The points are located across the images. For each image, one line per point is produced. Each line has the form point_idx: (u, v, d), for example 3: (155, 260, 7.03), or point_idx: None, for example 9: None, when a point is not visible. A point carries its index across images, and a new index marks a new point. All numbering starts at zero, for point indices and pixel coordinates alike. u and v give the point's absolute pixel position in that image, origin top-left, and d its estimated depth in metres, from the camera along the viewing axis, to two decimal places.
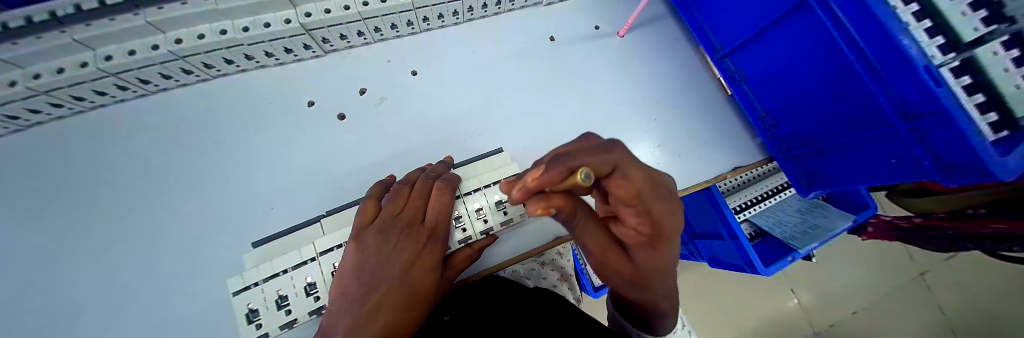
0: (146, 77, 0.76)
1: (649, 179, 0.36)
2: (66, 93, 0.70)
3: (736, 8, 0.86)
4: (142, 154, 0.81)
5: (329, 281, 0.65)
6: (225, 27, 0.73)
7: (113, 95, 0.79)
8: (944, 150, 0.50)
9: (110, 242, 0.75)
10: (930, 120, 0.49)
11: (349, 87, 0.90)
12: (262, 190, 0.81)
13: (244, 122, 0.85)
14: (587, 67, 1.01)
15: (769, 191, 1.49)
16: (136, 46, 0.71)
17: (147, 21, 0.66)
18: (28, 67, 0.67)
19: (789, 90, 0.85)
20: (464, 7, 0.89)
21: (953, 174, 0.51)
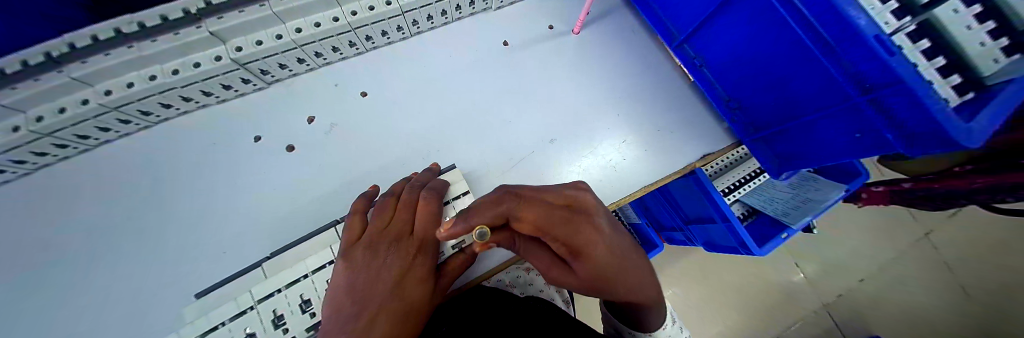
0: (84, 132, 0.70)
1: (545, 212, 0.43)
2: (26, 150, 0.66)
3: None
4: (70, 216, 0.73)
5: (298, 314, 0.58)
6: (154, 72, 0.69)
7: (33, 161, 0.71)
8: (906, 120, 0.51)
9: (39, 319, 0.67)
10: (887, 90, 0.49)
11: (296, 117, 0.86)
12: (206, 236, 0.75)
13: (188, 167, 0.79)
14: (544, 68, 1.02)
15: (756, 170, 1.51)
16: (66, 104, 0.66)
17: (72, 77, 0.62)
18: None
19: (749, 73, 0.86)
20: (407, 20, 0.88)
21: (917, 145, 0.52)
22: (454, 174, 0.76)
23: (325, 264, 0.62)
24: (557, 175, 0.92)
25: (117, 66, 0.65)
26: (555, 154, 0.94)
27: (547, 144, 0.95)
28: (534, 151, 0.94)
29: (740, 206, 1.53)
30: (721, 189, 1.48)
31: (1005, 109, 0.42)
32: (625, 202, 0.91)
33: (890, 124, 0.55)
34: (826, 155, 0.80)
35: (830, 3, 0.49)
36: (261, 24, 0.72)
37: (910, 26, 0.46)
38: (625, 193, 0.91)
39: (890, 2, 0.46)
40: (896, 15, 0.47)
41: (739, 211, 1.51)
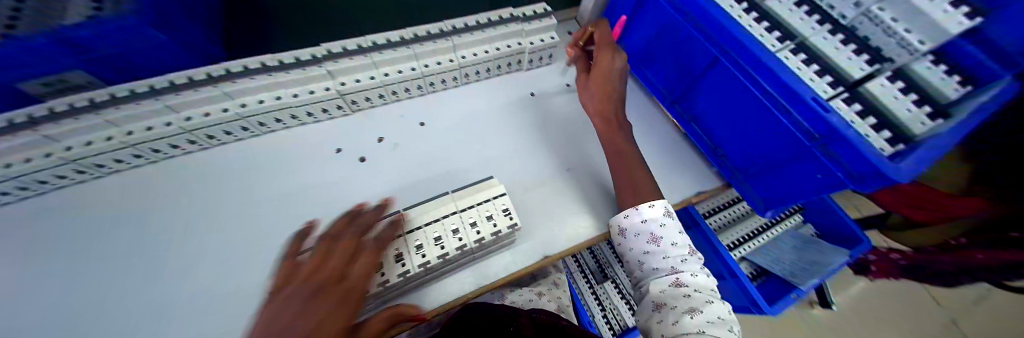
0: (214, 133, 0.99)
1: (606, 39, 1.16)
2: (166, 142, 0.93)
3: (677, 68, 1.19)
4: (183, 195, 0.97)
5: (372, 272, 0.73)
6: (281, 94, 0.99)
7: (165, 152, 0.99)
8: (849, 162, 0.72)
9: (120, 273, 0.82)
10: (834, 138, 0.73)
11: (368, 136, 1.15)
12: (279, 214, 0.97)
13: (281, 166, 1.07)
14: (563, 115, 1.28)
15: (760, 228, 1.67)
16: (209, 110, 0.95)
17: (224, 92, 0.92)
18: (123, 126, 0.89)
19: (725, 126, 1.10)
20: (461, 74, 1.20)
21: (860, 182, 0.71)
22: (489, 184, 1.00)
23: (375, 244, 0.80)
24: (574, 200, 1.08)
25: (256, 87, 0.95)
26: (573, 181, 1.12)
27: (564, 172, 1.14)
28: (553, 177, 1.12)
29: (749, 264, 1.64)
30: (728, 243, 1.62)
31: (927, 157, 0.61)
32: None
33: (836, 164, 0.75)
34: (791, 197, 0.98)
35: (786, 82, 0.80)
36: (363, 67, 1.04)
37: (843, 95, 0.72)
38: None
39: (826, 78, 0.72)
40: (832, 85, 0.72)
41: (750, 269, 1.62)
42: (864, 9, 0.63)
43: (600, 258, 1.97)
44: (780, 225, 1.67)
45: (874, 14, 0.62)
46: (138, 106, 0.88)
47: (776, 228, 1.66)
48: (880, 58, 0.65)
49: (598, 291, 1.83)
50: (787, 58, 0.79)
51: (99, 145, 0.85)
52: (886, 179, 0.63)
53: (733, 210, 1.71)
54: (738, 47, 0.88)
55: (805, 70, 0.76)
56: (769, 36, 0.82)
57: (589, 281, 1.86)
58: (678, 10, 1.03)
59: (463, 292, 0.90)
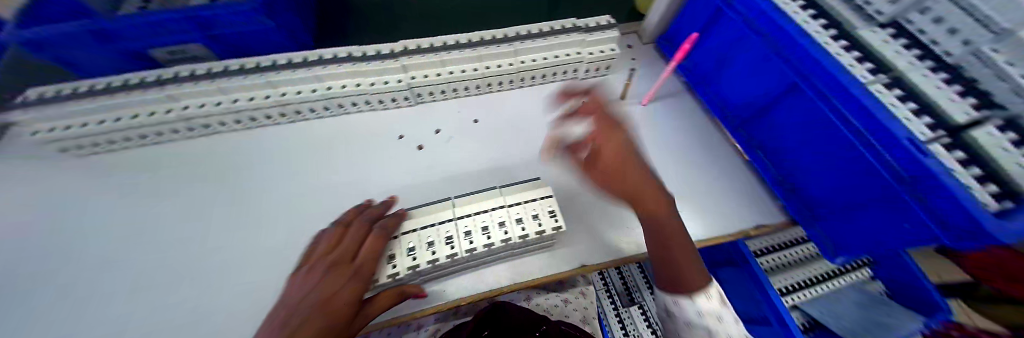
0: (303, 109, 1.19)
1: None
2: (263, 111, 1.15)
3: (747, 91, 1.15)
4: (280, 158, 1.20)
5: (422, 247, 0.84)
6: (359, 81, 1.14)
7: (264, 120, 1.22)
8: (941, 212, 0.64)
9: (242, 213, 1.08)
10: (926, 183, 0.65)
11: (428, 128, 1.26)
12: (349, 186, 1.13)
13: (354, 146, 1.23)
14: (615, 127, 1.28)
15: (812, 278, 1.53)
16: (302, 89, 1.13)
17: (318, 75, 1.09)
18: (234, 94, 1.12)
19: (799, 157, 1.03)
20: (518, 78, 1.28)
21: (954, 238, 0.62)
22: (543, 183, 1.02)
23: (419, 228, 0.89)
24: (619, 214, 1.06)
25: (342, 73, 1.11)
26: None
27: None
28: (598, 187, 1.12)
29: (801, 315, 1.46)
30: (778, 287, 1.53)
31: None
32: None
33: (928, 213, 0.67)
34: (875, 244, 0.86)
35: (871, 112, 0.73)
36: (432, 65, 1.17)
37: (944, 138, 0.62)
38: None
39: (924, 119, 0.66)
40: (930, 127, 0.65)
41: (800, 321, 1.44)
42: (975, 49, 0.61)
43: (629, 282, 1.90)
44: (841, 278, 1.50)
45: (984, 54, 0.60)
46: (250, 80, 1.09)
47: (835, 281, 1.50)
48: (990, 104, 0.60)
49: (623, 314, 1.74)
50: (879, 92, 0.72)
51: (218, 108, 1.09)
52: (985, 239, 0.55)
53: (778, 256, 1.63)
54: (821, 72, 0.84)
55: (900, 106, 0.69)
56: (860, 66, 0.77)
57: (614, 301, 1.79)
58: (757, 32, 1.02)
59: (500, 286, 0.93)
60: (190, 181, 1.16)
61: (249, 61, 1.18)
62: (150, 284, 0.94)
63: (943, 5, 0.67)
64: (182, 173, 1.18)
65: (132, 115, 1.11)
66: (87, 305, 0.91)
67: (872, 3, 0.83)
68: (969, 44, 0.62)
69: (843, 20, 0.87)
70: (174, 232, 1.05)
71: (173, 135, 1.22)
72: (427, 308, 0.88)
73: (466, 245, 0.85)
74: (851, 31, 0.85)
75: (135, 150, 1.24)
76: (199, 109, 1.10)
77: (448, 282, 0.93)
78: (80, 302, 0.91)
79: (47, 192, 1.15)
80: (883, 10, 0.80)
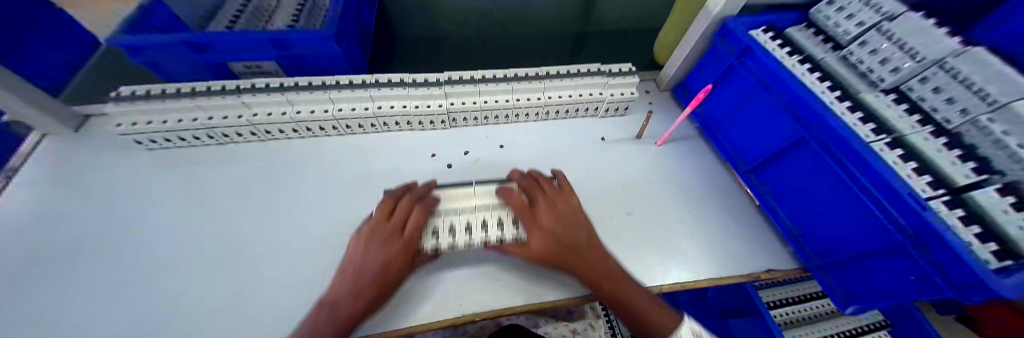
0: (353, 124, 1.35)
1: None
2: (318, 123, 1.31)
3: (756, 139, 1.24)
4: (327, 166, 1.35)
5: None
6: (406, 104, 1.31)
7: (317, 131, 1.39)
8: (943, 267, 0.69)
9: (290, 211, 1.21)
10: (928, 238, 0.71)
11: (459, 149, 1.40)
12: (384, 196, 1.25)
13: (392, 160, 1.37)
14: (631, 162, 1.38)
15: (830, 336, 1.49)
16: (356, 106, 1.29)
17: (373, 96, 1.26)
18: (297, 106, 1.29)
19: (806, 205, 1.08)
20: (544, 111, 1.43)
21: (958, 290, 0.66)
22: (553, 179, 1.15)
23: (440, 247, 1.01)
24: (633, 245, 1.11)
25: (393, 96, 1.29)
26: (633, 226, 1.17)
27: (625, 216, 1.19)
28: (613, 217, 1.19)
29: None
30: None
31: None
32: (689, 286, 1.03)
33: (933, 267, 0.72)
34: (877, 296, 0.88)
35: (876, 169, 0.81)
36: (470, 94, 1.34)
37: (943, 198, 0.70)
38: (693, 278, 1.05)
39: (924, 177, 0.74)
40: (931, 186, 0.72)
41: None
42: (974, 119, 0.75)
43: None
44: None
45: (983, 124, 0.73)
46: (315, 95, 1.27)
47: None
48: (990, 169, 0.68)
49: None
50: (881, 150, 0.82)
51: (283, 117, 1.26)
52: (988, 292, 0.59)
53: (793, 309, 1.60)
54: (827, 129, 0.94)
55: (902, 165, 0.78)
56: (863, 126, 0.88)
57: None
58: (769, 89, 1.14)
59: (513, 304, 1.02)
60: (246, 177, 1.31)
61: (316, 79, 1.37)
62: (204, 270, 1.04)
63: (942, 75, 0.84)
64: (240, 173, 1.33)
65: (209, 117, 1.28)
66: (145, 283, 1.01)
67: (872, 70, 0.99)
68: (966, 113, 0.78)
69: (849, 83, 1.01)
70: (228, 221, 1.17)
71: (237, 138, 1.39)
72: (446, 319, 0.98)
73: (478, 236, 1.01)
74: (854, 91, 0.98)
75: (203, 148, 1.41)
76: (268, 116, 1.26)
77: (464, 297, 1.03)
78: (141, 279, 1.02)
79: (121, 179, 1.30)
80: (884, 77, 0.95)
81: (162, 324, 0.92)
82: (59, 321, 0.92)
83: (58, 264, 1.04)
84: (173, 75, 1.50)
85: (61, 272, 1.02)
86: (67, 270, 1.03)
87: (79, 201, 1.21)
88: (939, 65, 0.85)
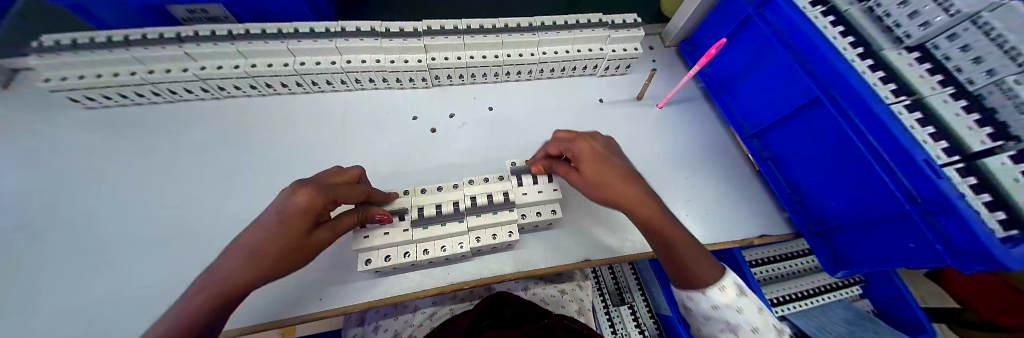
0: (320, 81, 1.20)
1: None
2: (278, 79, 1.15)
3: (767, 100, 1.15)
4: (295, 129, 1.22)
5: (433, 240, 0.93)
6: (378, 58, 1.14)
7: (280, 89, 1.23)
8: (953, 236, 0.65)
9: (256, 177, 1.11)
10: (938, 206, 0.66)
11: (442, 111, 1.28)
12: (361, 161, 1.15)
13: (368, 122, 1.24)
14: (628, 126, 1.28)
15: (806, 291, 1.57)
16: (319, 60, 1.13)
17: (337, 47, 1.09)
18: (251, 59, 1.12)
19: (812, 170, 1.02)
20: (536, 69, 1.29)
21: (966, 261, 0.63)
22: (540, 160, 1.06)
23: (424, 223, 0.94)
24: None
25: (362, 47, 1.12)
26: None
27: None
28: None
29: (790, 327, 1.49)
30: (772, 298, 1.54)
31: None
32: None
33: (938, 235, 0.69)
34: (879, 260, 0.87)
35: (892, 134, 0.72)
36: (452, 47, 1.17)
37: (959, 165, 0.63)
38: None
39: (941, 143, 0.66)
40: (946, 152, 0.65)
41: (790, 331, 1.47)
42: (997, 80, 0.62)
43: (620, 282, 1.93)
44: (831, 293, 1.56)
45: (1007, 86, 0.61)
46: (269, 45, 1.10)
47: (826, 295, 1.55)
48: (1005, 134, 0.61)
49: (613, 314, 1.77)
50: (899, 112, 0.72)
51: (235, 71, 1.09)
52: (999, 265, 0.56)
53: (776, 268, 1.65)
54: (845, 89, 0.83)
55: (919, 129, 0.69)
56: (884, 87, 0.76)
57: (606, 300, 1.81)
58: (784, 43, 1.01)
59: (501, 271, 1.00)
60: (205, 141, 1.19)
61: (271, 26, 1.17)
62: (165, 238, 0.97)
63: (973, 32, 0.66)
64: (198, 135, 1.20)
65: (149, 71, 1.11)
66: (104, 252, 0.94)
67: (900, 24, 0.80)
68: (993, 74, 0.63)
69: (872, 40, 0.84)
70: (188, 188, 1.08)
71: (189, 95, 1.23)
72: (432, 288, 0.96)
73: (472, 231, 0.96)
74: (877, 49, 0.82)
75: (153, 108, 1.25)
76: (215, 71, 1.09)
77: (451, 265, 1.01)
78: (103, 249, 0.95)
79: (62, 141, 1.16)
80: (911, 33, 0.77)
81: (124, 294, 0.88)
82: (18, 292, 0.87)
83: (9, 233, 0.96)
84: (104, 21, 1.28)
85: (15, 241, 0.95)
86: (19, 239, 0.95)
87: (17, 165, 1.09)
88: (973, 19, 0.65)
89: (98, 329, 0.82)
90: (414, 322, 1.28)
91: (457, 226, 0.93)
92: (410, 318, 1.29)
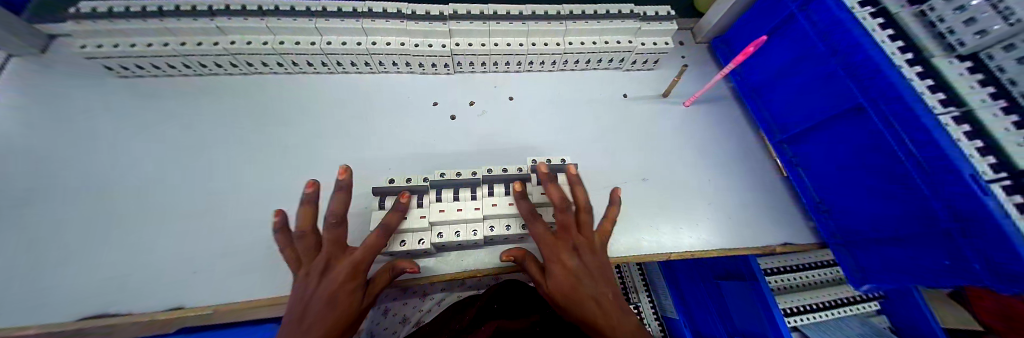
0: (343, 61, 1.20)
1: None
2: (303, 57, 1.16)
3: (802, 104, 1.10)
4: (317, 108, 1.23)
5: (449, 225, 0.92)
6: (403, 40, 1.13)
7: (305, 67, 1.24)
8: (993, 255, 0.62)
9: (279, 153, 1.13)
10: (979, 224, 0.63)
11: (463, 98, 1.27)
12: (381, 143, 1.16)
13: (389, 105, 1.24)
14: (651, 124, 1.25)
15: (824, 303, 1.54)
16: (344, 40, 1.12)
17: (363, 27, 1.09)
18: (277, 35, 1.12)
19: (845, 178, 0.99)
20: (561, 60, 1.26)
21: (1006, 283, 0.60)
22: (556, 159, 1.06)
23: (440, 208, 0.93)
24: (644, 210, 1.05)
25: (387, 29, 1.11)
26: (646, 192, 1.09)
27: (640, 181, 1.11)
28: (627, 181, 1.11)
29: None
30: (784, 308, 1.51)
31: None
32: (699, 255, 0.99)
33: (981, 258, 0.64)
34: (911, 275, 0.84)
35: (935, 146, 0.68)
36: (477, 33, 1.15)
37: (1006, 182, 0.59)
38: (703, 248, 1.01)
39: (988, 158, 0.61)
40: (994, 169, 0.61)
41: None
42: None
43: (627, 283, 1.97)
44: (849, 306, 1.53)
45: None
46: (296, 22, 1.10)
47: (845, 308, 1.52)
48: None
49: None
50: (945, 123, 0.67)
51: (262, 47, 1.10)
52: None
53: (791, 278, 1.61)
54: (888, 94, 0.79)
55: (966, 143, 0.64)
56: (932, 95, 0.71)
57: None
58: (827, 44, 0.96)
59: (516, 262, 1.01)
60: (230, 115, 1.21)
61: (299, 4, 1.18)
62: (193, 206, 1.02)
63: None
64: (224, 109, 1.22)
65: (180, 43, 1.13)
66: (136, 216, 0.99)
67: (954, 31, 0.74)
68: None
69: (921, 46, 0.78)
70: (214, 159, 1.11)
71: (217, 69, 1.25)
72: (446, 273, 0.97)
73: (488, 219, 0.95)
74: (927, 56, 0.76)
75: (182, 79, 1.28)
76: (244, 46, 1.10)
77: (466, 252, 1.01)
78: (137, 214, 1.00)
79: (95, 107, 1.20)
80: (966, 41, 0.71)
81: (154, 256, 0.92)
82: (61, 248, 0.92)
83: (50, 191, 1.02)
84: None
85: (60, 200, 1.00)
86: (61, 199, 1.00)
87: (57, 128, 1.14)
88: None
89: (134, 289, 0.87)
90: (425, 308, 1.33)
91: (473, 212, 0.92)
92: (420, 305, 1.33)
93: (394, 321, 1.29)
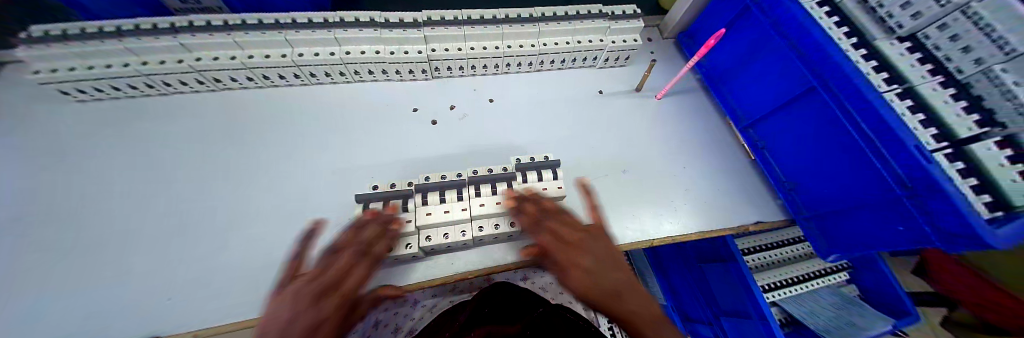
0: (318, 72, 1.19)
1: None
2: (276, 71, 1.14)
3: (763, 90, 1.17)
4: (294, 121, 1.21)
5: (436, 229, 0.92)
6: (379, 49, 1.14)
7: (278, 80, 1.22)
8: (939, 217, 0.67)
9: (257, 169, 1.11)
10: (925, 190, 0.68)
11: (443, 103, 1.28)
12: (363, 153, 1.15)
13: (369, 114, 1.24)
14: (626, 117, 1.30)
15: (800, 277, 1.61)
16: (318, 51, 1.11)
17: (336, 38, 1.08)
18: (247, 50, 1.10)
19: (805, 157, 1.05)
20: (537, 61, 1.29)
21: (953, 242, 0.65)
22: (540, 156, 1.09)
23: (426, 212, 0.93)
24: (625, 200, 1.09)
25: (362, 39, 1.11)
26: (626, 182, 1.13)
27: (620, 173, 1.15)
28: (607, 174, 1.14)
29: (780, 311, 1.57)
30: (761, 284, 1.58)
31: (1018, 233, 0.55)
32: (678, 239, 1.04)
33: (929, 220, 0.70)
34: (868, 242, 0.90)
35: (883, 120, 0.74)
36: (452, 38, 1.17)
37: (947, 150, 0.65)
38: (682, 232, 1.05)
39: (929, 129, 0.68)
40: (935, 139, 0.67)
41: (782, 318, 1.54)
42: (987, 68, 0.63)
43: None
44: (821, 278, 1.60)
45: (995, 74, 0.63)
46: (267, 36, 1.08)
47: (818, 281, 1.60)
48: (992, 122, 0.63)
49: None
50: (890, 100, 0.73)
51: (232, 63, 1.07)
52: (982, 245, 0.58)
53: (768, 255, 1.69)
54: (838, 76, 0.85)
55: (910, 117, 0.70)
56: (876, 75, 0.78)
57: None
58: (780, 33, 1.03)
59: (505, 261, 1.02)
60: (202, 134, 1.17)
61: (268, 17, 1.16)
62: (167, 230, 0.98)
63: (963, 22, 0.67)
64: (195, 128, 1.18)
65: (143, 62, 1.08)
66: (104, 245, 0.94)
67: (893, 15, 0.81)
68: (981, 63, 0.65)
69: (866, 30, 0.85)
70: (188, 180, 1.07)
71: (184, 87, 1.21)
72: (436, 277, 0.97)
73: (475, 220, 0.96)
74: (870, 39, 0.83)
75: (147, 100, 1.23)
76: (213, 62, 1.07)
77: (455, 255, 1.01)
78: (104, 243, 0.95)
79: (52, 135, 1.13)
80: (903, 23, 0.78)
81: (126, 285, 0.88)
82: (22, 285, 0.87)
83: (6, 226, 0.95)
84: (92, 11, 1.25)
85: (15, 235, 0.94)
86: (16, 234, 0.94)
87: (8, 159, 1.07)
88: (963, 10, 0.66)
89: (107, 321, 0.82)
90: (415, 317, 1.31)
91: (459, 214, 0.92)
92: (410, 312, 1.31)
93: (382, 332, 1.26)
